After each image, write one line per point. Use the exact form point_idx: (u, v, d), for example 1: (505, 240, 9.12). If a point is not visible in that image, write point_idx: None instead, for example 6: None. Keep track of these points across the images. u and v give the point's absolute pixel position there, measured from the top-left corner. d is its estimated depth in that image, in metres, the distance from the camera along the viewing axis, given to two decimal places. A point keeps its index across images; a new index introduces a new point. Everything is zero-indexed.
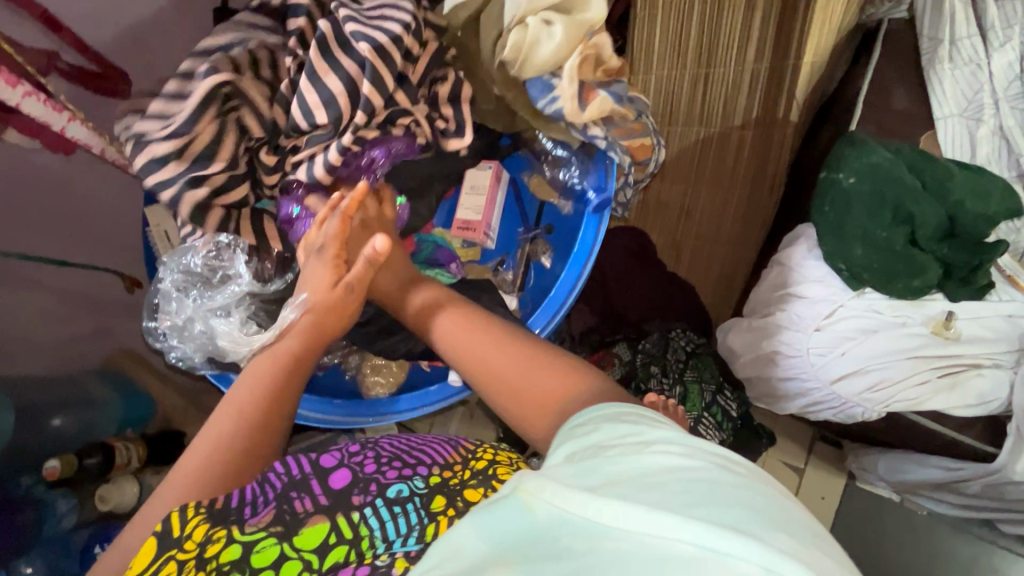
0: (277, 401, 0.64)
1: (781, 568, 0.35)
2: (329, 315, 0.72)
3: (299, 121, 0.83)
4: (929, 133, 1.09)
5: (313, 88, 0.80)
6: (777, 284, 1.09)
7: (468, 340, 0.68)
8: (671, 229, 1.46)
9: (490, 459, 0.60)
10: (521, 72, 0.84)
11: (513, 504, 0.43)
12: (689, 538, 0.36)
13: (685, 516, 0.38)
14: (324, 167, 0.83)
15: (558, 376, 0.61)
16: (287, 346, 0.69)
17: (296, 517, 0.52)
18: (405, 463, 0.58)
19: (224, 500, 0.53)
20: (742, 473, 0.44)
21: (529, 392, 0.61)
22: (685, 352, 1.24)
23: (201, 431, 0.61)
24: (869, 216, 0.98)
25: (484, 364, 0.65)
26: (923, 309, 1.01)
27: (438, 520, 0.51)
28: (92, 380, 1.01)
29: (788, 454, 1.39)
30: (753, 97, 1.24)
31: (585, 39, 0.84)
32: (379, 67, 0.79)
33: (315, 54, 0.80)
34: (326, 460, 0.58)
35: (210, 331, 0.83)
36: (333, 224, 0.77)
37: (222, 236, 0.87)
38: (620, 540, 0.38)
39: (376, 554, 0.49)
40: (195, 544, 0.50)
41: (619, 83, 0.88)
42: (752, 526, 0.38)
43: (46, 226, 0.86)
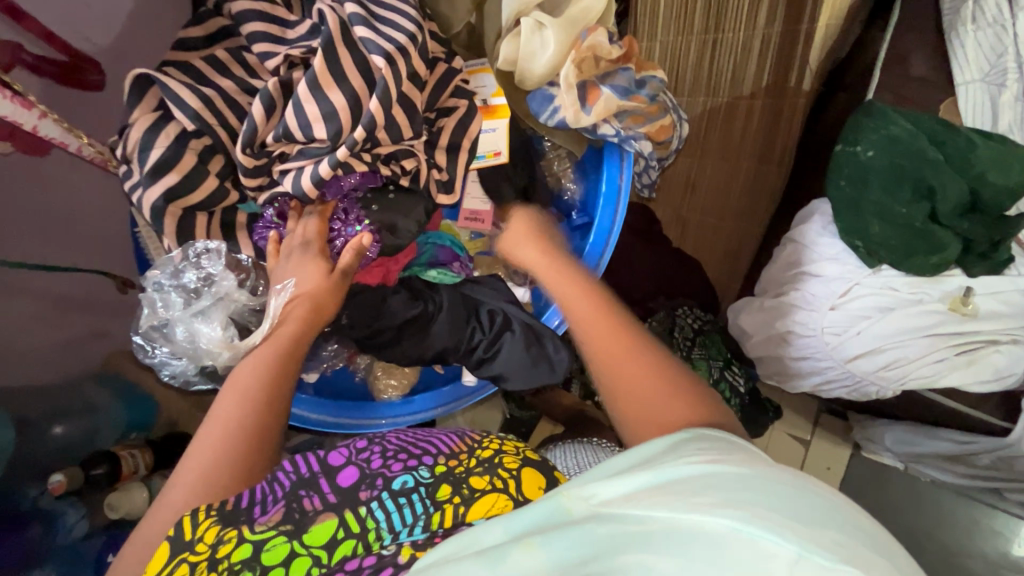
0: (276, 392, 0.57)
1: (817, 554, 0.32)
2: (325, 302, 0.68)
3: (293, 129, 0.66)
4: (949, 101, 1.04)
5: (310, 96, 0.65)
6: (790, 262, 1.06)
7: (590, 318, 0.62)
8: (674, 206, 1.42)
9: (498, 446, 0.56)
10: (521, 83, 0.76)
11: (545, 501, 0.40)
12: (719, 520, 0.35)
13: (715, 502, 0.36)
14: (313, 182, 0.69)
15: (677, 401, 0.54)
16: (282, 330, 0.63)
17: (306, 515, 0.48)
18: (411, 453, 0.54)
19: (234, 500, 0.48)
20: (788, 472, 0.41)
21: (644, 404, 0.55)
22: (693, 330, 1.20)
23: (205, 419, 0.55)
24: (886, 190, 0.95)
25: (607, 353, 0.59)
26: (941, 285, 0.99)
27: (443, 509, 0.48)
28: (93, 388, 0.96)
29: (795, 427, 1.36)
30: (763, 64, 1.19)
31: (578, 42, 0.72)
32: (393, 85, 0.66)
33: (322, 60, 0.64)
34: (334, 458, 0.53)
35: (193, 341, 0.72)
36: (311, 227, 0.72)
37: (199, 242, 0.73)
38: (646, 523, 0.36)
39: (383, 544, 0.46)
40: (208, 546, 0.45)
41: (625, 73, 0.75)
42: (789, 514, 0.35)
43: (30, 232, 0.81)
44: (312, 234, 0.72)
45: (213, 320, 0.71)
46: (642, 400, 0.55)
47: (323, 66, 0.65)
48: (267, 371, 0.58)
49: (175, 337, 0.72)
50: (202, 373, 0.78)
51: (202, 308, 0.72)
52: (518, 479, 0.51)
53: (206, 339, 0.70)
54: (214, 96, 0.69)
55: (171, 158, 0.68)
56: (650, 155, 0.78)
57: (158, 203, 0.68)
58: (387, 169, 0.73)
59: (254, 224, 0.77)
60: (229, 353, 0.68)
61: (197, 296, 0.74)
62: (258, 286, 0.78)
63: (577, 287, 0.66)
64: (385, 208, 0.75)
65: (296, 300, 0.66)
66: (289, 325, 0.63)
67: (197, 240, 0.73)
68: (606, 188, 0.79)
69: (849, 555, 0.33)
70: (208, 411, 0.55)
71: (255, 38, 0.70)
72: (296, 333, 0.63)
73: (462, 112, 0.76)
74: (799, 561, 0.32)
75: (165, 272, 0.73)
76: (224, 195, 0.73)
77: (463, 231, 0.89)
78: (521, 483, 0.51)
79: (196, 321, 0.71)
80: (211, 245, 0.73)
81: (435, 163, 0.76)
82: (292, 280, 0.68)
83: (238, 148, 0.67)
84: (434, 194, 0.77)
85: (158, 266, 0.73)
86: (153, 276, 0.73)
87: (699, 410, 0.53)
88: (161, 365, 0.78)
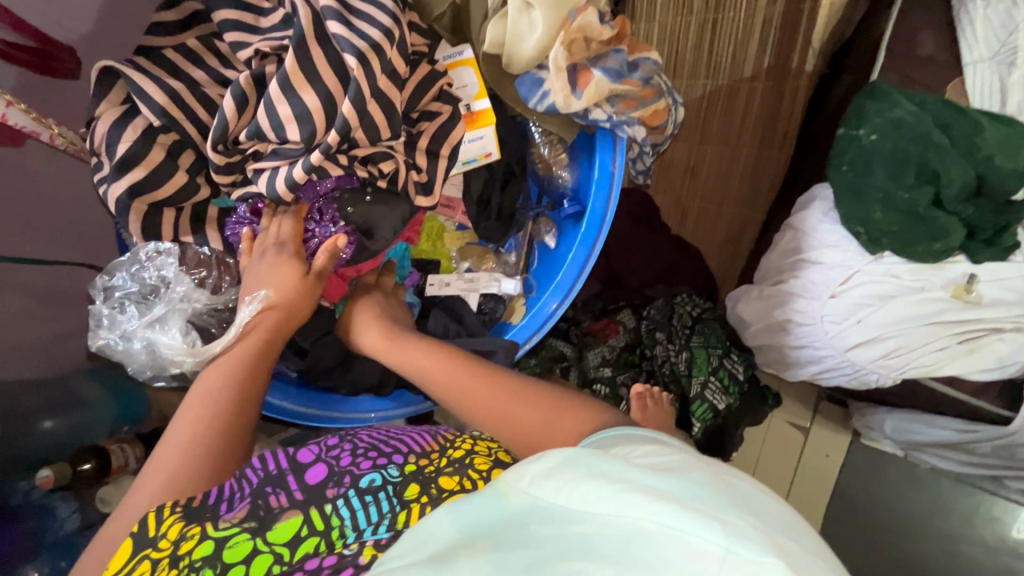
0: (245, 395, 0.58)
1: (743, 548, 0.30)
2: (297, 307, 0.67)
3: (265, 130, 0.64)
4: (956, 81, 1.00)
5: (282, 99, 0.63)
6: (789, 250, 1.04)
7: (451, 378, 0.65)
8: (674, 189, 1.38)
9: (470, 446, 0.54)
10: (508, 67, 0.72)
11: (487, 492, 0.39)
12: (652, 515, 0.32)
13: (650, 493, 0.34)
14: (288, 185, 0.66)
15: (556, 413, 0.57)
16: (242, 347, 0.62)
17: (271, 513, 0.47)
18: (381, 451, 0.53)
19: (202, 496, 0.49)
20: (722, 467, 0.40)
21: (529, 431, 0.57)
22: (691, 318, 1.19)
23: (173, 420, 0.56)
24: (890, 175, 0.92)
25: (482, 404, 0.61)
26: (943, 272, 0.96)
27: (410, 508, 0.47)
28: (82, 381, 0.94)
29: (794, 414, 1.34)
30: (765, 43, 1.16)
31: (567, 23, 0.69)
32: (367, 84, 0.63)
33: (295, 59, 0.62)
34: (303, 454, 0.52)
35: (153, 349, 0.69)
36: (286, 226, 0.70)
37: (151, 245, 0.70)
38: (586, 522, 0.34)
39: (345, 543, 0.45)
40: (170, 542, 0.45)
41: (618, 55, 0.72)
42: (718, 508, 0.33)
43: (8, 226, 0.79)
44: (287, 234, 0.70)
45: (172, 326, 0.69)
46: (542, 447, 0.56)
47: (296, 66, 0.62)
48: (239, 372, 0.60)
49: (132, 351, 0.69)
50: (165, 374, 0.73)
51: (159, 316, 0.69)
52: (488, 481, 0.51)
53: (167, 344, 0.68)
54: (180, 88, 0.67)
55: (138, 153, 0.65)
56: (644, 141, 0.76)
57: (121, 198, 0.65)
58: (364, 171, 0.70)
59: (225, 220, 0.74)
60: (191, 358, 0.65)
61: (155, 300, 0.72)
62: (220, 283, 0.75)
63: (431, 355, 0.68)
64: (362, 211, 0.72)
65: (268, 310, 0.65)
66: (254, 340, 0.63)
67: (147, 243, 0.70)
68: (599, 172, 0.76)
69: (774, 547, 0.31)
70: (176, 413, 0.56)
71: (227, 25, 0.67)
72: (262, 347, 0.63)
73: (445, 117, 0.73)
74: (726, 557, 0.30)
75: (123, 276, 0.72)
76: (193, 191, 0.70)
77: (448, 222, 0.87)
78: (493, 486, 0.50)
79: (153, 329, 0.69)
80: (167, 246, 0.71)
81: (414, 164, 0.73)
82: (264, 289, 0.66)
83: (208, 145, 0.65)
84: (413, 196, 0.73)
85: (109, 271, 0.71)
86: (108, 284, 0.72)
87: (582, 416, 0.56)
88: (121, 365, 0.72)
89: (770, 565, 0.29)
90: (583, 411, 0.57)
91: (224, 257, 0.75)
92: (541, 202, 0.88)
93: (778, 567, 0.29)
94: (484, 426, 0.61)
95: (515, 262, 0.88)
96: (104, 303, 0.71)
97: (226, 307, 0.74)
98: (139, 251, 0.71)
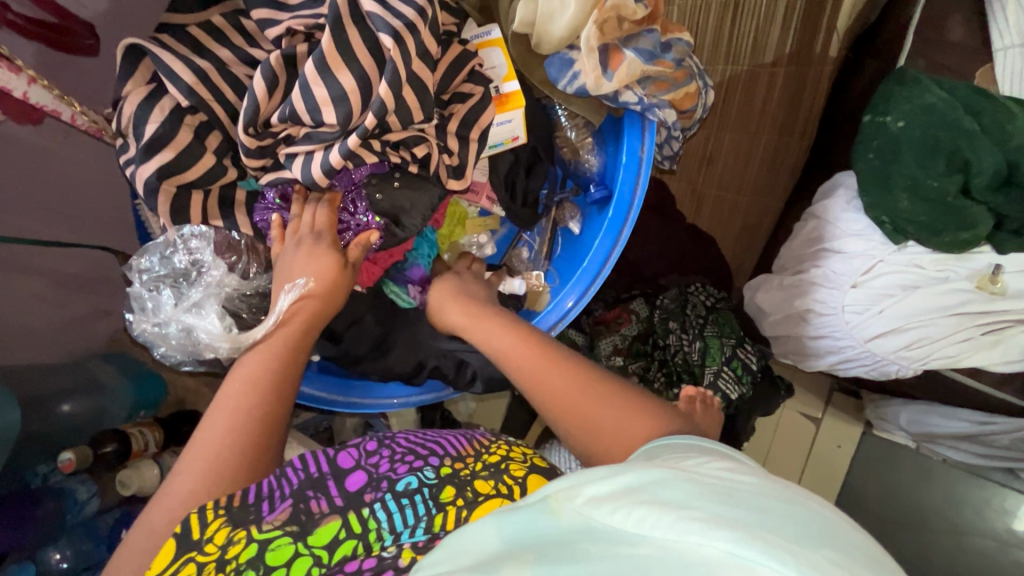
0: (281, 383, 0.58)
1: None
2: (330, 299, 0.67)
3: (301, 113, 0.63)
4: (986, 68, 0.96)
5: (319, 79, 0.61)
6: (811, 238, 1.03)
7: (534, 358, 0.63)
8: (690, 177, 1.32)
9: (504, 452, 0.55)
10: (538, 47, 0.70)
11: (535, 506, 0.39)
12: (713, 543, 0.32)
13: (709, 518, 0.33)
14: (324, 171, 0.65)
15: (639, 417, 0.57)
16: (279, 335, 0.62)
17: (313, 517, 0.47)
18: (417, 454, 0.53)
19: (241, 496, 0.48)
20: (783, 484, 0.39)
21: (605, 428, 0.57)
22: (705, 307, 1.17)
23: (211, 408, 0.56)
24: (919, 163, 0.90)
25: (554, 390, 0.61)
26: (969, 262, 0.95)
27: (446, 510, 0.47)
28: (99, 365, 0.94)
29: (806, 404, 1.31)
30: (788, 29, 1.16)
31: (601, 1, 0.67)
32: (403, 66, 0.61)
33: (332, 39, 0.61)
34: (344, 459, 0.52)
35: (191, 334, 0.67)
36: (321, 215, 0.70)
37: (186, 228, 0.69)
38: (639, 545, 0.33)
39: (383, 546, 0.45)
40: (217, 547, 0.45)
41: (651, 34, 0.71)
42: (783, 534, 0.32)
43: (28, 207, 0.78)
44: (322, 224, 0.69)
45: (208, 310, 0.66)
46: (605, 428, 0.57)
47: (333, 46, 0.61)
48: (278, 360, 0.60)
49: (166, 335, 0.68)
50: (194, 359, 0.71)
51: (195, 300, 0.67)
52: (523, 486, 0.51)
53: (202, 330, 0.65)
54: (208, 68, 0.65)
55: (166, 135, 0.64)
56: (673, 125, 0.75)
57: (150, 180, 0.64)
58: (396, 156, 0.70)
59: (254, 204, 0.73)
60: (229, 345, 0.64)
61: (187, 285, 0.70)
62: (249, 270, 0.74)
63: (509, 337, 0.67)
64: (390, 197, 0.72)
65: (306, 300, 0.64)
66: (291, 329, 0.62)
67: (182, 226, 0.69)
68: (627, 158, 0.75)
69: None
70: (213, 401, 0.56)
71: (255, 4, 0.65)
72: (298, 338, 0.62)
73: (477, 98, 0.72)
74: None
75: (153, 258, 0.70)
76: (220, 172, 0.69)
77: (471, 207, 0.87)
78: (527, 489, 0.50)
79: (190, 315, 0.66)
80: (201, 229, 0.70)
81: (446, 147, 0.72)
82: (302, 278, 0.66)
83: (240, 127, 0.64)
84: (444, 179, 0.73)
85: (143, 255, 0.70)
86: (140, 265, 0.70)
87: (657, 419, 0.57)
88: (148, 346, 0.70)
89: None
90: (665, 420, 0.57)
91: (254, 242, 0.74)
92: (565, 187, 0.87)
93: None
94: (549, 411, 0.61)
95: (537, 251, 0.88)
96: (142, 282, 0.69)
97: (255, 293, 0.73)
98: (172, 235, 0.69)
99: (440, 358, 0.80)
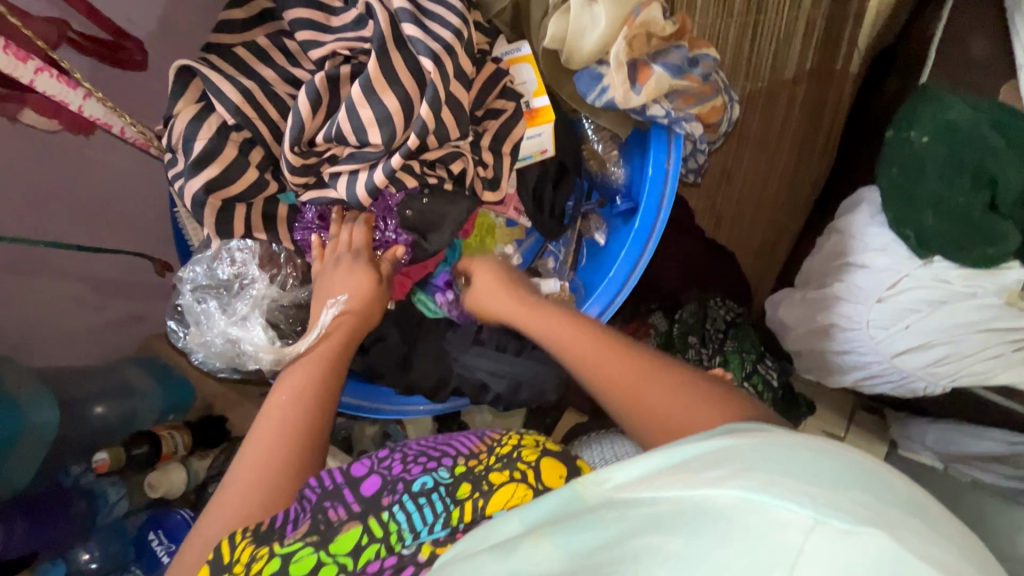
0: (326, 392, 0.60)
1: (836, 519, 0.31)
2: (372, 315, 0.69)
3: (347, 135, 0.65)
4: (1011, 84, 0.94)
5: (365, 101, 0.64)
6: (835, 253, 1.03)
7: (593, 350, 0.64)
8: (709, 193, 1.31)
9: (516, 441, 0.55)
10: (568, 63, 0.72)
11: (563, 492, 0.39)
12: (728, 492, 0.33)
13: (725, 475, 0.35)
14: (368, 191, 0.68)
15: (697, 402, 0.56)
16: (322, 348, 0.63)
17: (332, 526, 0.47)
18: (430, 456, 0.53)
19: (269, 521, 0.49)
20: (811, 436, 0.39)
21: (661, 412, 0.57)
22: (725, 322, 1.16)
23: (258, 417, 0.58)
24: (945, 179, 0.90)
25: (614, 379, 0.61)
26: (997, 278, 0.93)
27: (463, 505, 0.48)
28: (131, 369, 0.97)
29: (827, 422, 1.28)
30: (807, 47, 1.19)
31: (631, 18, 0.69)
32: (442, 88, 0.64)
33: (377, 64, 0.63)
34: (357, 468, 0.52)
35: (232, 345, 0.68)
36: (358, 234, 0.72)
37: (233, 242, 0.72)
38: (658, 503, 0.35)
39: (404, 544, 0.46)
40: (244, 566, 0.46)
41: (678, 50, 0.72)
42: (798, 476, 0.34)
43: (72, 215, 0.81)
44: (359, 242, 0.72)
45: (251, 322, 0.68)
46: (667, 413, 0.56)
47: (378, 71, 0.63)
48: (323, 370, 0.61)
49: (210, 344, 0.69)
50: (230, 367, 0.73)
51: (243, 313, 0.69)
52: (538, 469, 0.51)
53: (249, 343, 0.67)
54: (253, 88, 0.68)
55: (213, 150, 0.67)
56: (699, 138, 0.76)
57: (198, 194, 0.67)
58: (433, 175, 0.72)
59: (293, 221, 0.76)
60: (273, 356, 0.65)
61: (230, 296, 0.72)
62: (288, 281, 0.76)
63: (567, 325, 0.68)
64: (421, 212, 0.73)
65: (345, 315, 0.67)
66: (334, 342, 0.64)
67: (230, 238, 0.71)
68: (652, 170, 0.76)
69: (870, 516, 0.31)
70: (262, 407, 0.59)
71: (299, 25, 0.67)
72: (340, 349, 0.64)
73: (509, 114, 0.74)
74: (815, 526, 0.31)
75: (198, 269, 0.72)
76: (263, 186, 0.72)
77: (497, 218, 0.87)
78: (540, 473, 0.50)
79: (236, 326, 0.68)
80: (246, 242, 0.72)
81: (480, 160, 0.74)
82: (344, 294, 0.68)
83: (285, 146, 0.66)
84: (478, 191, 0.75)
85: (189, 265, 0.72)
86: (185, 277, 0.72)
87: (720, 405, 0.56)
88: (187, 352, 0.73)
89: (864, 535, 0.30)
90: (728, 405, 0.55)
91: (293, 256, 0.77)
92: (591, 198, 0.87)
93: (873, 536, 0.30)
94: (608, 399, 0.61)
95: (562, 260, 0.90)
96: (189, 292, 0.72)
97: (293, 304, 0.76)
98: (219, 249, 0.72)
99: (461, 376, 0.81)
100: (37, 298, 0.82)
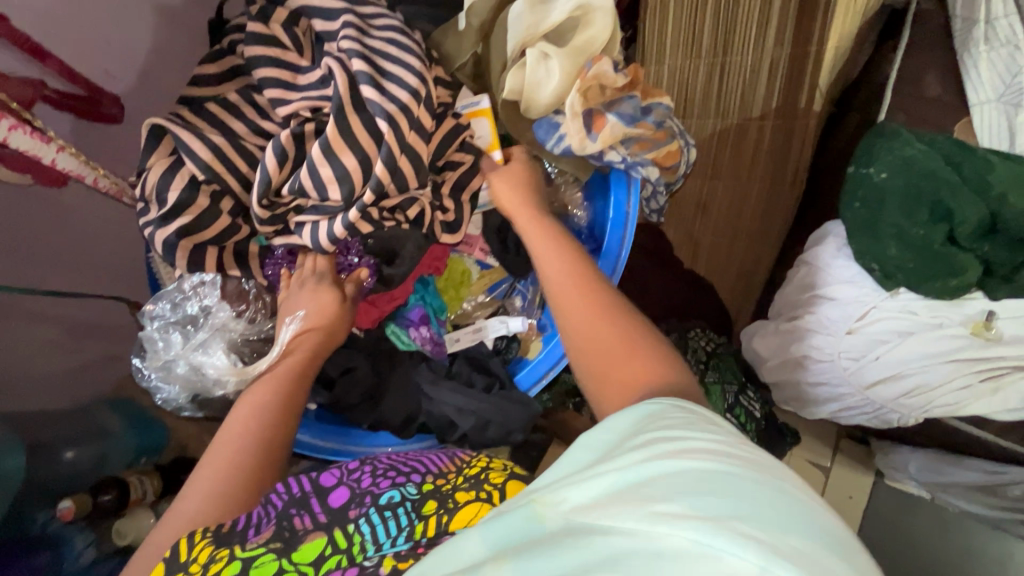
0: (286, 408, 0.61)
1: (781, 568, 0.31)
2: (331, 331, 0.71)
3: (308, 189, 0.67)
4: (964, 121, 0.99)
5: (324, 159, 0.66)
6: (804, 284, 1.04)
7: (571, 290, 0.62)
8: (685, 224, 1.40)
9: (485, 464, 0.55)
10: (527, 112, 0.76)
11: (522, 511, 0.40)
12: (682, 533, 0.33)
13: (681, 511, 0.34)
14: (329, 240, 0.71)
15: (641, 357, 0.55)
16: (284, 364, 0.65)
17: (296, 534, 0.48)
18: (400, 471, 0.53)
19: (231, 523, 0.49)
20: (764, 467, 0.40)
21: (617, 377, 0.54)
22: (706, 352, 1.15)
23: (219, 432, 0.58)
24: (904, 212, 0.92)
25: (584, 321, 0.59)
26: (962, 308, 0.95)
27: (427, 519, 0.48)
28: (106, 414, 0.97)
29: (814, 453, 1.27)
30: (773, 86, 1.16)
31: (584, 72, 0.73)
32: (396, 144, 0.66)
33: (335, 127, 0.65)
34: (326, 479, 0.53)
35: (193, 372, 0.73)
36: (321, 261, 0.75)
37: (196, 276, 0.74)
38: (609, 534, 0.35)
39: (366, 556, 0.46)
40: (200, 565, 0.46)
41: (631, 100, 0.75)
42: (751, 521, 0.34)
43: (51, 262, 0.83)
44: (324, 268, 0.75)
45: (212, 350, 0.72)
46: (613, 364, 0.55)
47: (336, 132, 0.66)
48: (284, 386, 0.63)
49: (175, 371, 0.74)
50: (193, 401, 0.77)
51: (203, 340, 0.73)
52: (502, 490, 0.51)
53: (212, 366, 0.71)
54: (224, 143, 0.70)
55: (185, 200, 0.69)
56: (657, 181, 0.79)
57: (169, 239, 0.68)
58: (392, 219, 0.75)
59: (264, 258, 0.77)
60: (235, 377, 0.69)
61: (195, 328, 0.75)
62: (256, 317, 0.78)
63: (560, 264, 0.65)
64: (380, 241, 0.77)
65: (306, 332, 0.69)
66: (294, 358, 0.66)
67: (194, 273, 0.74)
68: (614, 212, 0.79)
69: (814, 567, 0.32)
70: (223, 422, 0.59)
71: (267, 82, 0.70)
72: (303, 364, 0.66)
73: (467, 166, 0.77)
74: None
75: (166, 304, 0.76)
76: (234, 231, 0.73)
77: (469, 260, 0.89)
78: (505, 493, 0.50)
79: (197, 353, 0.73)
80: (212, 277, 0.75)
81: (441, 206, 0.77)
82: (303, 309, 0.71)
83: (254, 200, 0.68)
84: (438, 234, 0.78)
85: (157, 300, 0.75)
86: (153, 312, 0.75)
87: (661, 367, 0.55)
88: (155, 389, 0.77)
89: None
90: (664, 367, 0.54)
91: (262, 292, 0.79)
92: None
93: None
94: (577, 355, 0.59)
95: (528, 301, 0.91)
96: (156, 325, 0.75)
97: (260, 337, 0.77)
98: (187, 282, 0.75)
99: (429, 414, 0.82)
100: (15, 342, 0.83)
